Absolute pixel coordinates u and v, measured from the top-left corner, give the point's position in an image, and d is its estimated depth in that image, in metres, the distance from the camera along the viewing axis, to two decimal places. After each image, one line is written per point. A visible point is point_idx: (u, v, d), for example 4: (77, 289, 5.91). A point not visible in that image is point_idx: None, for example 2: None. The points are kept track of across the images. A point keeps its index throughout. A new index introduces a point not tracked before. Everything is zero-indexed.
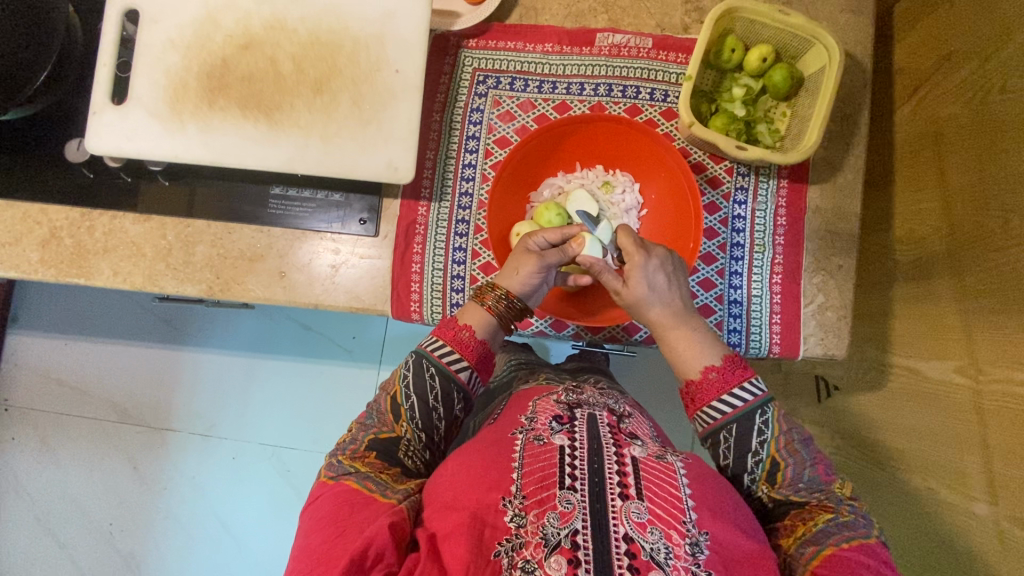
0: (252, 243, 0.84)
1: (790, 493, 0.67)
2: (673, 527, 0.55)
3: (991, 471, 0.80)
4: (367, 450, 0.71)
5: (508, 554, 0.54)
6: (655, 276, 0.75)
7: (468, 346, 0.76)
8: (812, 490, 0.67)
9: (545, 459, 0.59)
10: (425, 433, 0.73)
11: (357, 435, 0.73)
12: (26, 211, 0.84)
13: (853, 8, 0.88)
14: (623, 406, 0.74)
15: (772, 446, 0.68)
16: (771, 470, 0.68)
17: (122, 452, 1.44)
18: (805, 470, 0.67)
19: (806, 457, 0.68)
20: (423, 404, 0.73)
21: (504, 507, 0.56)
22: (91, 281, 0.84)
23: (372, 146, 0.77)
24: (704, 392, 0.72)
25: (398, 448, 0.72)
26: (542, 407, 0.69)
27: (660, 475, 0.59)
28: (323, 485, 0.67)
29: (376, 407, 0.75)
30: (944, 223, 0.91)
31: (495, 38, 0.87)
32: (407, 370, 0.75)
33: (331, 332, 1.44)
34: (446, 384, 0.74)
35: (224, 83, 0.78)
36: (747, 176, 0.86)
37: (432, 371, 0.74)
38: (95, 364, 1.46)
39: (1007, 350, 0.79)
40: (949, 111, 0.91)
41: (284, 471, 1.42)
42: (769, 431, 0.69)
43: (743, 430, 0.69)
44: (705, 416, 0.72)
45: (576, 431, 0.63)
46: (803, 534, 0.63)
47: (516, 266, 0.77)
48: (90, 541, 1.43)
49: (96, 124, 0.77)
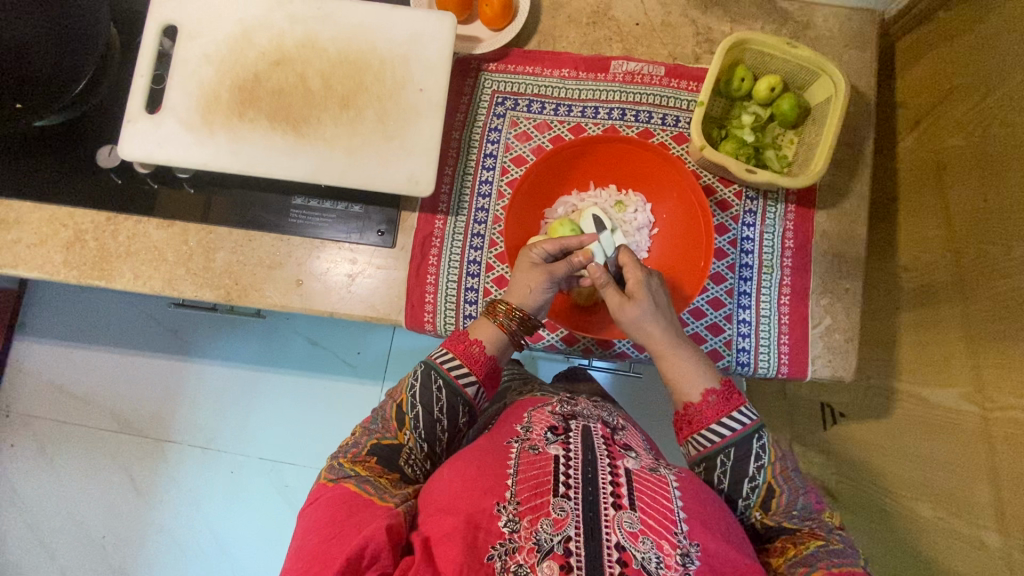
0: (271, 251, 0.86)
1: (783, 520, 0.68)
2: (664, 538, 0.55)
3: (1000, 499, 0.80)
4: (369, 454, 0.72)
5: (501, 558, 0.53)
6: (656, 295, 0.77)
7: (477, 361, 0.77)
8: (805, 518, 0.67)
9: (540, 467, 0.60)
10: (427, 444, 0.74)
11: (360, 439, 0.75)
12: (54, 213, 0.87)
13: (856, 43, 0.92)
14: (617, 418, 0.75)
15: (768, 472, 0.69)
16: (766, 496, 0.69)
17: (122, 462, 1.43)
18: (799, 497, 0.68)
19: (799, 485, 0.69)
20: (428, 415, 0.73)
21: (498, 512, 0.56)
22: (111, 283, 0.86)
23: (393, 160, 0.80)
24: (703, 415, 0.72)
25: (400, 454, 0.73)
26: (537, 417, 0.70)
27: (653, 487, 0.60)
28: (323, 486, 0.67)
29: (381, 413, 0.77)
30: (948, 252, 0.94)
31: (515, 62, 0.91)
32: (415, 380, 0.76)
33: (339, 346, 1.45)
34: (452, 398, 0.74)
35: (254, 96, 0.81)
36: (756, 200, 0.89)
37: (439, 384, 0.75)
38: (100, 372, 1.46)
39: (1015, 377, 0.79)
40: (953, 143, 0.93)
41: (284, 486, 1.40)
42: (766, 457, 0.69)
43: (740, 455, 0.69)
44: (698, 440, 0.72)
45: (571, 442, 0.64)
46: (794, 555, 0.64)
47: (528, 284, 0.78)
48: (83, 553, 1.41)
49: (129, 131, 0.80)
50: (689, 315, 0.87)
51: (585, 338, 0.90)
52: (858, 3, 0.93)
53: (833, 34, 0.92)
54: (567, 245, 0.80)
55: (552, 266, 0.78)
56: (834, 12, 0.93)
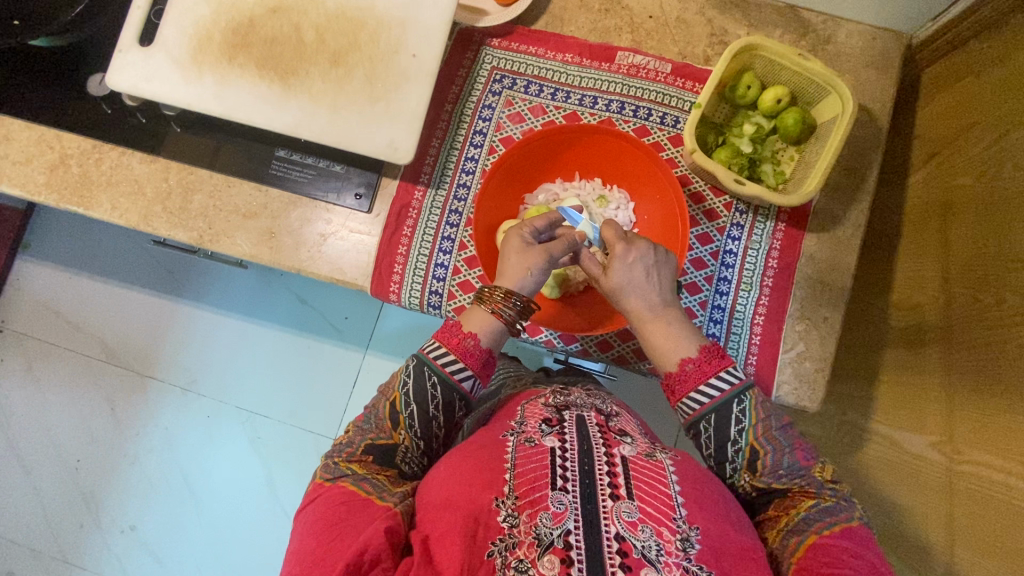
0: (248, 200, 0.86)
1: (772, 481, 0.64)
2: (663, 524, 0.54)
3: (952, 554, 0.77)
4: (365, 454, 0.69)
5: (501, 554, 0.52)
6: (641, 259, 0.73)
7: (472, 354, 0.72)
8: (793, 476, 0.64)
9: (536, 461, 0.58)
10: (424, 441, 0.71)
11: (353, 438, 0.71)
12: (43, 134, 0.87)
13: (877, 64, 0.88)
14: (610, 406, 0.73)
15: (750, 434, 0.66)
16: (751, 458, 0.65)
17: (102, 391, 1.46)
18: (785, 455, 0.65)
19: (784, 443, 0.66)
20: (423, 413, 0.70)
21: (497, 507, 0.55)
22: (89, 211, 0.86)
23: (377, 123, 0.79)
24: (683, 383, 0.69)
25: (395, 454, 0.70)
26: (530, 411, 0.68)
27: (649, 473, 0.58)
28: (319, 487, 0.65)
29: (375, 412, 0.72)
30: (941, 295, 0.89)
31: (518, 41, 0.89)
32: (407, 376, 0.71)
33: (325, 309, 1.44)
34: (447, 393, 0.71)
35: (247, 41, 0.80)
36: (744, 214, 0.86)
37: (433, 380, 0.70)
38: (90, 300, 1.48)
39: (987, 433, 0.76)
40: (961, 181, 0.88)
41: (255, 437, 1.42)
42: (747, 419, 0.66)
43: (721, 420, 0.67)
44: (686, 406, 0.69)
45: (567, 434, 0.62)
46: (786, 525, 0.62)
47: (526, 266, 0.74)
48: (55, 473, 1.44)
49: (120, 60, 0.80)
50: None
51: (547, 331, 0.87)
52: (884, 22, 0.88)
53: (854, 51, 0.88)
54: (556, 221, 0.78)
55: (548, 244, 0.75)
56: (858, 29, 0.88)
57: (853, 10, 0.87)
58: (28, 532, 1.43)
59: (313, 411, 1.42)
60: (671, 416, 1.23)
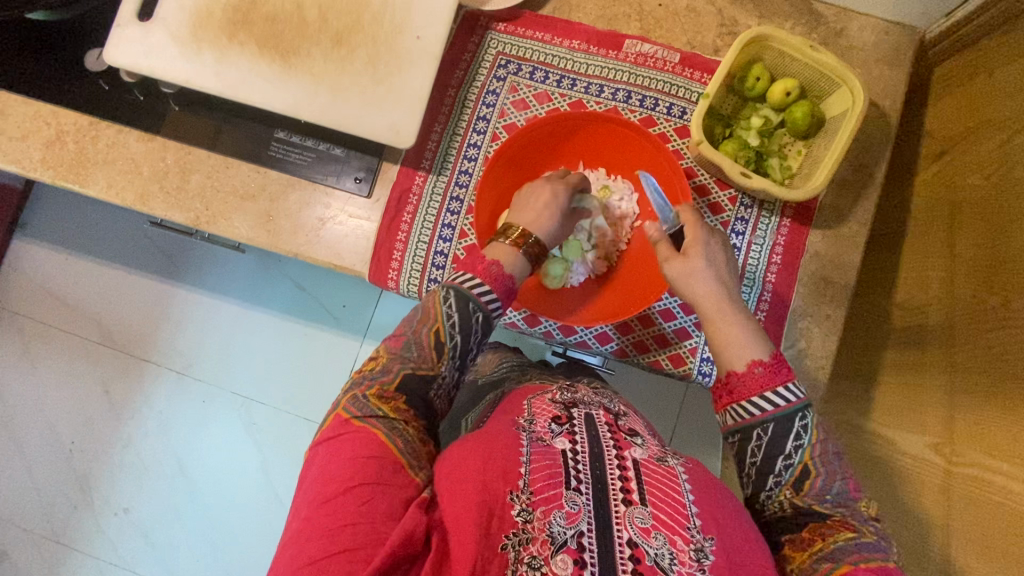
0: (247, 181, 0.84)
1: (815, 503, 0.61)
2: (676, 533, 0.54)
3: (947, 555, 0.77)
4: (397, 393, 0.65)
5: (514, 549, 0.50)
6: (711, 252, 0.73)
7: (497, 280, 0.72)
8: (838, 504, 0.61)
9: (550, 459, 0.57)
10: (460, 372, 0.71)
11: (390, 367, 0.67)
12: (39, 109, 0.85)
13: (888, 58, 0.86)
14: (617, 405, 0.72)
15: (807, 452, 0.62)
16: (800, 476, 0.62)
17: (98, 373, 1.45)
18: (836, 481, 0.62)
19: (837, 468, 0.62)
20: (466, 342, 0.70)
21: (511, 500, 0.53)
22: (84, 189, 0.85)
23: (379, 106, 0.78)
24: (745, 386, 0.65)
25: (432, 386, 0.68)
26: (538, 408, 0.66)
27: (663, 480, 0.58)
28: (345, 422, 0.61)
29: (416, 339, 0.69)
30: (945, 296, 0.88)
31: (525, 26, 0.87)
32: (452, 306, 0.70)
33: (323, 296, 1.43)
34: (487, 326, 0.72)
35: (247, 19, 0.78)
36: (750, 208, 0.85)
37: (479, 312, 0.70)
38: (86, 281, 1.47)
39: (986, 436, 0.75)
40: (969, 181, 0.87)
41: (249, 423, 1.41)
42: (807, 437, 0.63)
43: (779, 431, 0.63)
44: (740, 410, 0.65)
45: (578, 434, 0.61)
46: (820, 550, 0.58)
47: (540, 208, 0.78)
48: (49, 454, 1.44)
49: (118, 35, 0.78)
50: (659, 315, 0.85)
51: (547, 321, 0.86)
52: (896, 16, 0.87)
53: (865, 46, 0.87)
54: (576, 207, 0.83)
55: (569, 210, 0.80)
56: (870, 23, 0.87)
57: (865, 3, 0.85)
58: (23, 512, 1.43)
59: (309, 398, 1.41)
60: (669, 411, 1.22)
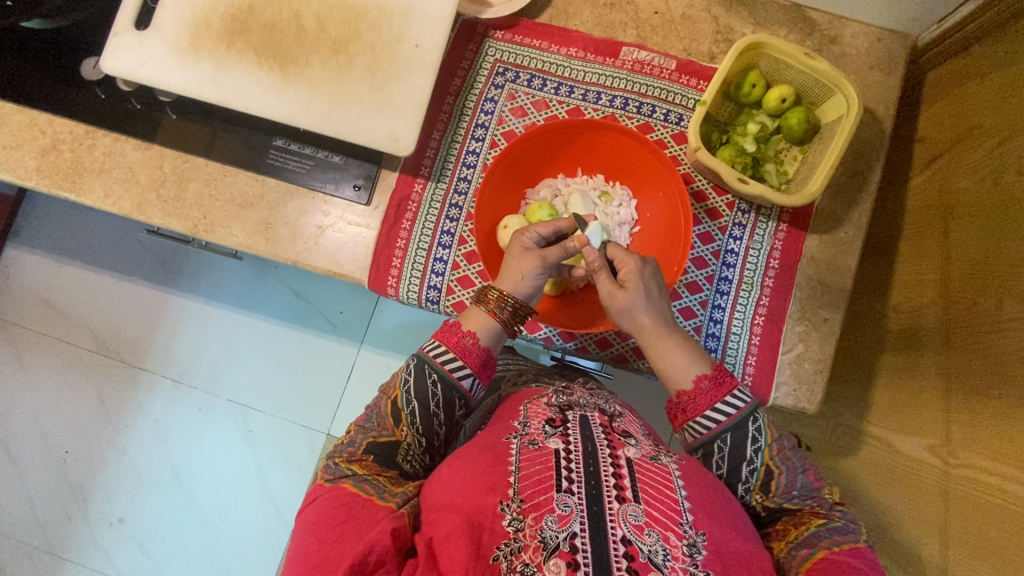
0: (245, 189, 0.84)
1: (783, 501, 0.66)
2: (669, 529, 0.54)
3: (945, 554, 0.78)
4: (366, 453, 0.69)
5: (506, 559, 0.52)
6: (648, 283, 0.73)
7: (470, 353, 0.72)
8: (805, 498, 0.66)
9: (540, 463, 0.58)
10: (425, 438, 0.71)
11: (356, 438, 0.71)
12: (34, 118, 0.85)
13: (881, 65, 0.87)
14: (613, 406, 0.73)
15: (766, 453, 0.67)
16: (765, 479, 0.66)
17: (93, 381, 1.43)
18: (798, 476, 0.66)
19: (797, 464, 0.67)
20: (424, 410, 0.70)
21: (502, 511, 0.55)
22: (80, 198, 0.84)
23: (378, 115, 0.78)
24: (695, 403, 0.69)
25: (398, 452, 0.70)
26: (533, 411, 0.66)
27: (656, 478, 0.58)
28: (319, 488, 0.64)
29: (376, 410, 0.72)
30: (940, 299, 0.89)
31: (523, 34, 0.88)
32: (407, 374, 0.71)
33: (321, 303, 1.43)
34: (448, 392, 0.71)
35: (246, 27, 0.79)
36: (747, 213, 0.86)
37: (434, 378, 0.71)
38: (81, 290, 1.45)
39: (983, 437, 0.76)
40: (963, 185, 0.88)
41: (247, 431, 1.40)
42: (763, 439, 0.67)
43: (737, 439, 0.67)
44: (696, 426, 0.69)
45: (571, 435, 0.61)
46: (795, 538, 0.63)
47: (518, 274, 0.75)
48: (43, 465, 1.42)
49: (116, 44, 0.78)
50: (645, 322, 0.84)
51: (546, 328, 0.86)
52: (890, 23, 0.88)
53: (858, 52, 0.88)
54: (562, 231, 0.78)
55: (544, 252, 0.75)
56: (863, 30, 0.88)
57: (859, 10, 0.86)
58: (17, 523, 1.41)
59: (308, 405, 1.41)
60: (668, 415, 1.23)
